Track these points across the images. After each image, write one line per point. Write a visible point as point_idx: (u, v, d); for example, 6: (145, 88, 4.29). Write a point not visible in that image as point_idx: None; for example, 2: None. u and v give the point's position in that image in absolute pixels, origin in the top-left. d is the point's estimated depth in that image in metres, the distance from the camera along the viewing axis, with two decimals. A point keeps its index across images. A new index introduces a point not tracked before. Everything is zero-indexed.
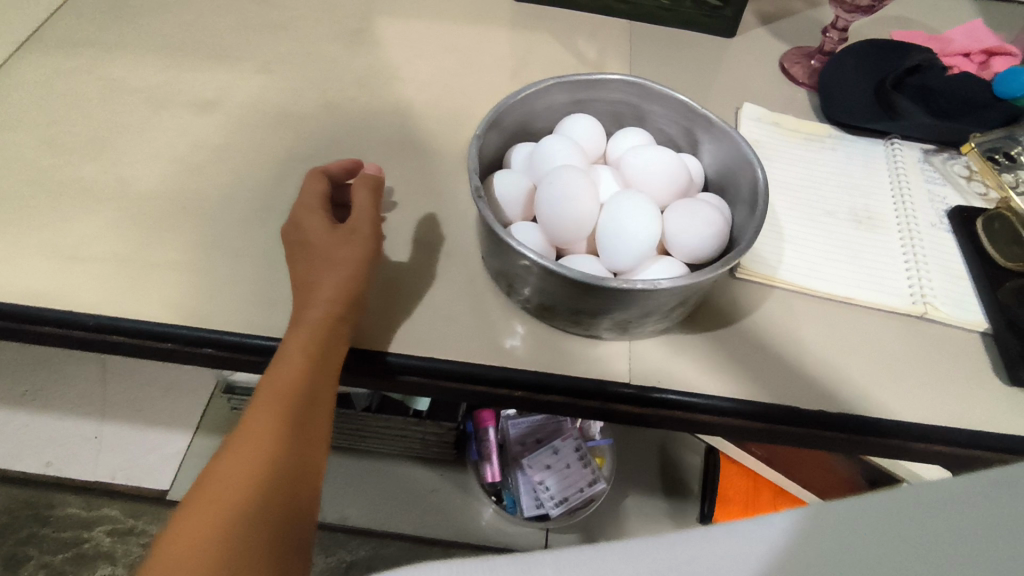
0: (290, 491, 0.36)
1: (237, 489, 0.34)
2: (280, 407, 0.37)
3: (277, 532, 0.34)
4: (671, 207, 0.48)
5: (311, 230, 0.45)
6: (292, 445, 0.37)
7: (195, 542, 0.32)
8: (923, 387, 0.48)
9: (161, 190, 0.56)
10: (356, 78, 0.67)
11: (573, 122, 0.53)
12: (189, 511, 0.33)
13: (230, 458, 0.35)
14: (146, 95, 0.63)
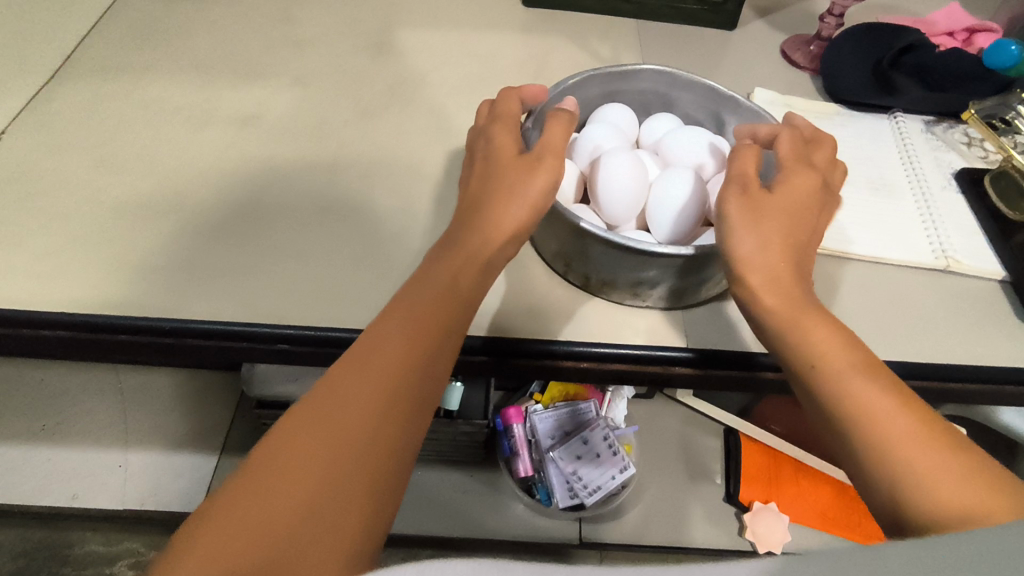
0: (401, 430, 0.36)
1: (354, 419, 0.35)
2: (407, 347, 0.39)
3: (382, 461, 0.35)
4: (713, 180, 0.51)
5: (501, 154, 0.48)
6: (410, 381, 0.38)
7: (306, 454, 0.34)
8: (954, 333, 0.52)
9: (214, 202, 0.58)
10: (387, 86, 0.70)
11: (609, 111, 0.56)
12: (302, 423, 0.35)
13: (349, 380, 0.37)
14: (187, 113, 0.65)
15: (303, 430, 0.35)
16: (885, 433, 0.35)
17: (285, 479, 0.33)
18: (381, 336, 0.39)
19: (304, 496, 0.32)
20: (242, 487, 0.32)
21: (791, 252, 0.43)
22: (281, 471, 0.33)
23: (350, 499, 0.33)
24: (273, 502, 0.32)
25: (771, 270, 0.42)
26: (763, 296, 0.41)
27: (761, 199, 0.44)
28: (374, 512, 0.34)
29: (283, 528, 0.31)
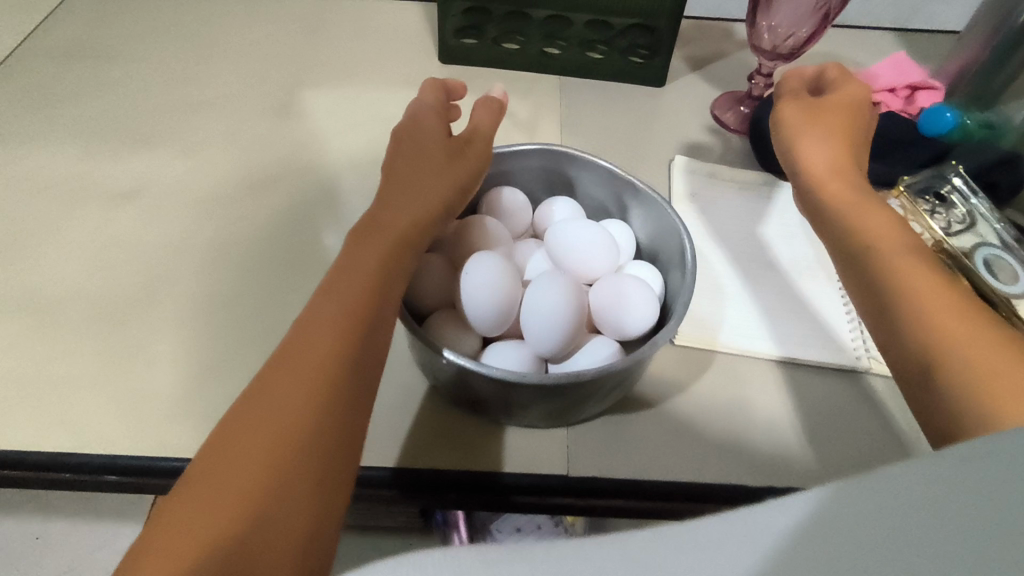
0: (342, 410, 0.35)
1: (289, 405, 0.33)
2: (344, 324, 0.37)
3: (328, 458, 0.33)
4: (597, 286, 0.46)
5: (432, 135, 0.48)
6: (347, 367, 0.36)
7: (246, 462, 0.31)
8: (880, 427, 0.47)
9: (69, 295, 0.52)
10: (285, 154, 0.64)
11: (494, 201, 0.51)
12: (240, 433, 0.33)
13: (280, 387, 0.34)
14: (58, 186, 0.59)
15: (238, 442, 0.32)
16: (930, 311, 0.38)
17: (222, 497, 0.30)
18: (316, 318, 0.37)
19: (246, 490, 0.30)
20: (181, 507, 0.30)
21: (846, 149, 0.49)
22: (222, 484, 0.31)
23: (299, 497, 0.31)
24: (216, 515, 0.29)
25: (829, 166, 0.48)
26: (827, 188, 0.47)
27: (833, 106, 0.51)
28: (328, 510, 0.32)
29: (231, 538, 0.29)
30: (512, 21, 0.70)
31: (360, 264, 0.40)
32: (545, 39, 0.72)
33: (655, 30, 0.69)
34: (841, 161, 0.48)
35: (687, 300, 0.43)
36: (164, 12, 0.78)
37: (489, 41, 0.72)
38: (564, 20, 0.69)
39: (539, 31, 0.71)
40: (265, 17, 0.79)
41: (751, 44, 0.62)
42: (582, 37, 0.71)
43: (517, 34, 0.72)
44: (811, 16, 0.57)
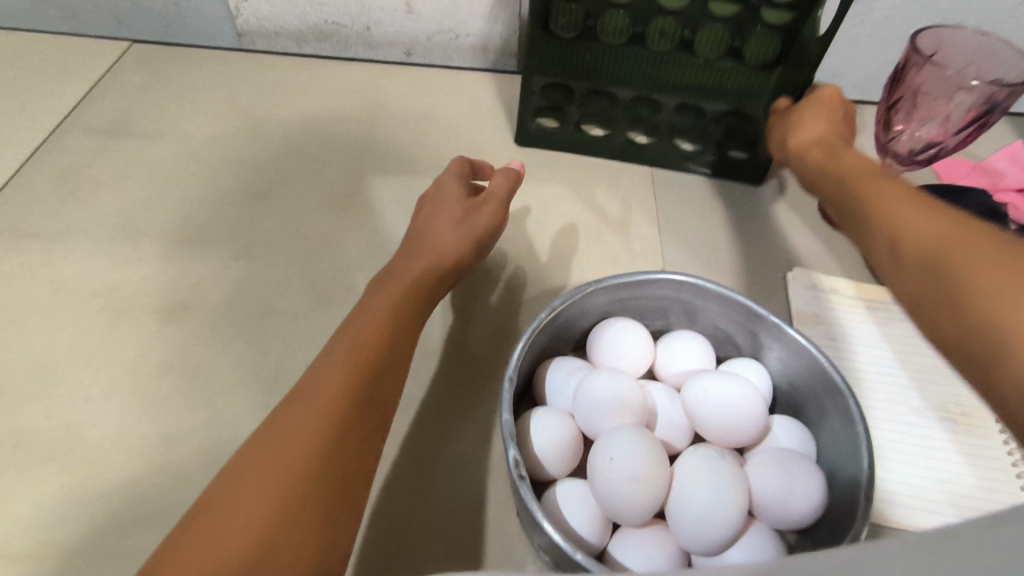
0: (352, 452, 0.34)
1: (305, 443, 0.33)
2: (359, 365, 0.37)
3: (335, 489, 0.33)
4: (756, 466, 0.39)
5: (450, 193, 0.51)
6: (357, 408, 0.36)
7: (260, 489, 0.31)
8: None
9: (113, 439, 0.47)
10: (351, 257, 0.59)
11: (617, 339, 0.45)
12: (249, 470, 0.32)
13: (293, 420, 0.34)
14: (104, 296, 0.55)
15: (248, 473, 0.32)
16: (878, 202, 0.34)
17: (231, 534, 0.30)
18: (331, 358, 0.38)
19: (253, 528, 0.30)
20: (193, 534, 0.30)
21: (829, 127, 0.46)
22: (234, 512, 0.30)
23: (299, 542, 0.30)
24: (226, 541, 0.29)
25: (815, 137, 0.45)
26: (810, 153, 0.44)
27: (812, 114, 0.47)
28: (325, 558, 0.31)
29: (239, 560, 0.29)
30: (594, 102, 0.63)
31: (376, 305, 0.42)
32: (629, 124, 0.64)
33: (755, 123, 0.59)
34: (821, 151, 0.43)
35: (871, 489, 0.36)
36: (212, 85, 0.73)
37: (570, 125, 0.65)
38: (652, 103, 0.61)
39: (625, 112, 0.63)
40: (322, 91, 0.74)
41: (882, 147, 0.55)
42: (672, 123, 0.63)
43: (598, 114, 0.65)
44: (963, 123, 0.51)
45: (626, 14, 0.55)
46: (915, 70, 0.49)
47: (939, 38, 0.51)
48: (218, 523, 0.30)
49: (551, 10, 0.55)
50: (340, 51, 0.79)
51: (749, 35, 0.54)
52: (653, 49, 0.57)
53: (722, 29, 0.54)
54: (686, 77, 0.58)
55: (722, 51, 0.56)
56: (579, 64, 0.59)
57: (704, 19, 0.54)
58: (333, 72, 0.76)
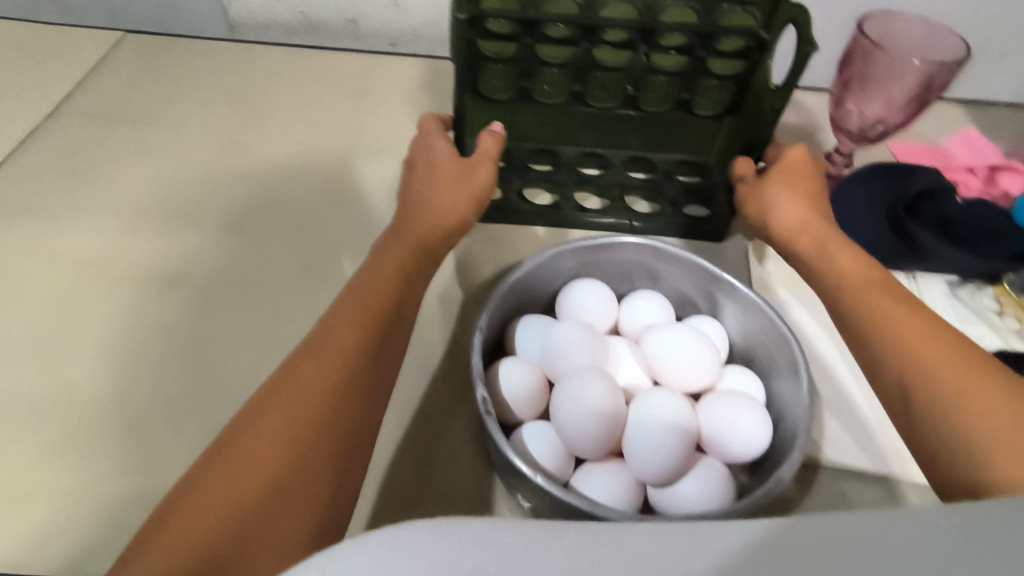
0: (360, 397, 0.39)
1: (320, 387, 0.37)
2: (366, 322, 0.41)
3: (341, 445, 0.37)
4: (707, 406, 0.43)
5: (443, 155, 0.53)
6: (365, 357, 0.40)
7: (274, 436, 0.35)
8: None
9: (111, 398, 0.50)
10: (337, 231, 0.62)
11: (583, 295, 0.48)
12: (270, 407, 0.36)
13: (310, 366, 0.38)
14: (101, 268, 0.57)
15: (264, 414, 0.36)
16: (893, 330, 0.39)
17: (255, 464, 0.34)
18: (342, 314, 0.42)
19: (274, 459, 0.34)
20: (212, 469, 0.33)
21: (810, 204, 0.49)
22: (251, 452, 0.34)
23: (313, 474, 0.35)
24: (250, 469, 0.34)
25: (799, 221, 0.48)
26: (797, 238, 0.47)
27: (786, 186, 0.49)
28: (334, 490, 0.36)
29: (255, 498, 0.33)
30: (540, 163, 0.62)
31: (381, 268, 0.46)
32: (576, 186, 0.61)
33: (706, 169, 0.62)
34: (810, 239, 0.47)
35: (808, 426, 0.40)
36: (205, 73, 0.77)
37: (514, 161, 0.61)
38: (601, 159, 0.62)
39: (572, 172, 0.61)
40: (311, 79, 0.77)
41: (835, 125, 0.59)
42: (621, 182, 0.61)
43: (544, 183, 0.61)
44: (907, 101, 0.54)
45: (564, 73, 0.57)
46: (861, 51, 0.53)
47: (886, 23, 0.56)
48: (240, 454, 0.34)
49: (482, 72, 0.56)
50: (328, 42, 0.82)
51: (699, 86, 0.57)
52: (595, 103, 0.59)
53: (669, 81, 0.56)
54: (627, 129, 0.62)
55: (671, 102, 0.59)
56: (520, 123, 0.62)
57: (647, 73, 0.56)
58: (322, 61, 0.80)
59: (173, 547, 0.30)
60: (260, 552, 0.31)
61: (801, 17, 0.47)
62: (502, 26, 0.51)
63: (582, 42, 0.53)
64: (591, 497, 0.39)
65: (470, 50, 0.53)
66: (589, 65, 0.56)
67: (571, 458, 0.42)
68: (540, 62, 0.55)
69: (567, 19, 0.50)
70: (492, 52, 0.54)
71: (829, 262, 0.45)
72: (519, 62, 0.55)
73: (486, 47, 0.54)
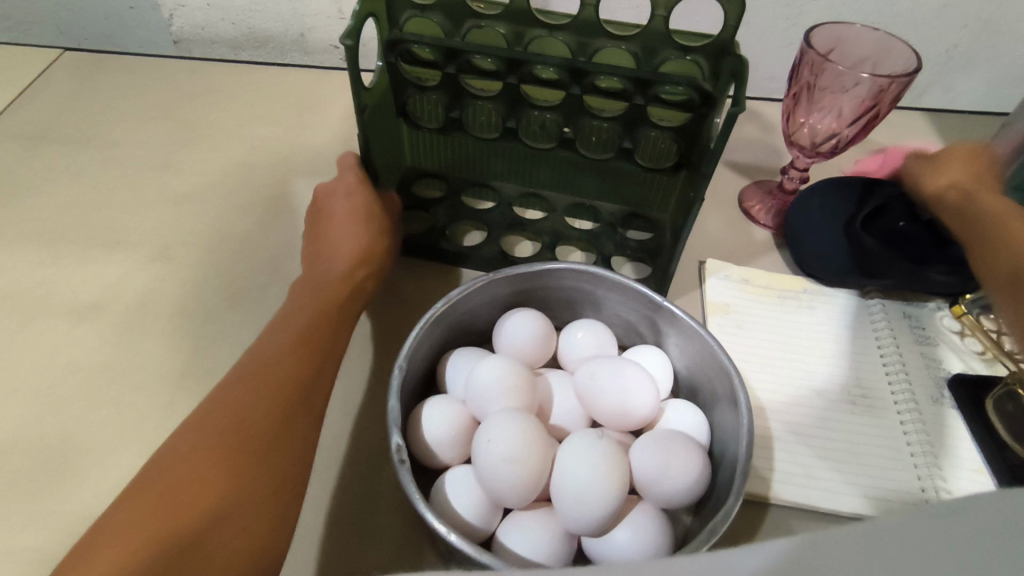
0: (289, 436, 0.38)
1: (249, 427, 0.37)
2: (298, 361, 0.42)
3: (269, 487, 0.36)
4: (640, 448, 0.40)
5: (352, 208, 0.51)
6: (294, 397, 0.40)
7: (210, 467, 0.35)
8: None
9: (15, 440, 0.46)
10: (271, 256, 0.59)
11: (516, 327, 0.45)
12: (201, 447, 0.36)
13: (238, 409, 0.38)
14: (18, 298, 0.54)
15: (199, 443, 0.36)
16: None
17: (179, 509, 0.33)
18: (269, 356, 0.42)
19: (198, 504, 0.34)
20: (136, 511, 0.33)
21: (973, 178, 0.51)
22: (185, 482, 0.34)
23: (237, 517, 0.34)
24: (172, 515, 0.33)
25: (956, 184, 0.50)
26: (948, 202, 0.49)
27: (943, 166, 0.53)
28: (266, 532, 0.35)
29: (183, 532, 0.33)
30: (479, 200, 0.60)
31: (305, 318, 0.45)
32: (507, 230, 0.57)
33: (659, 226, 0.56)
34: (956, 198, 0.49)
35: (745, 466, 0.37)
36: (144, 90, 0.74)
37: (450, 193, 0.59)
38: (544, 203, 0.59)
39: (508, 212, 0.58)
40: (256, 95, 0.74)
41: (787, 140, 0.57)
42: (556, 230, 0.57)
43: (473, 221, 0.58)
44: (858, 114, 0.52)
45: (495, 107, 0.53)
46: (809, 64, 0.51)
47: (835, 35, 0.54)
48: (161, 502, 0.34)
49: (410, 99, 0.55)
50: (277, 57, 0.80)
51: (640, 137, 0.51)
52: (530, 142, 0.55)
53: (611, 127, 0.52)
54: (582, 170, 0.57)
55: (612, 151, 0.54)
56: (460, 152, 0.58)
57: (581, 116, 0.52)
58: (268, 75, 0.77)
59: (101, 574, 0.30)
60: None
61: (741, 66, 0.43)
62: (425, 52, 0.50)
63: (509, 78, 0.50)
64: (516, 554, 0.36)
65: (392, 75, 0.52)
66: (518, 101, 0.52)
67: (498, 507, 0.39)
68: (467, 94, 0.53)
69: (488, 52, 0.47)
70: (413, 78, 0.53)
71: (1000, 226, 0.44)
72: (448, 91, 0.53)
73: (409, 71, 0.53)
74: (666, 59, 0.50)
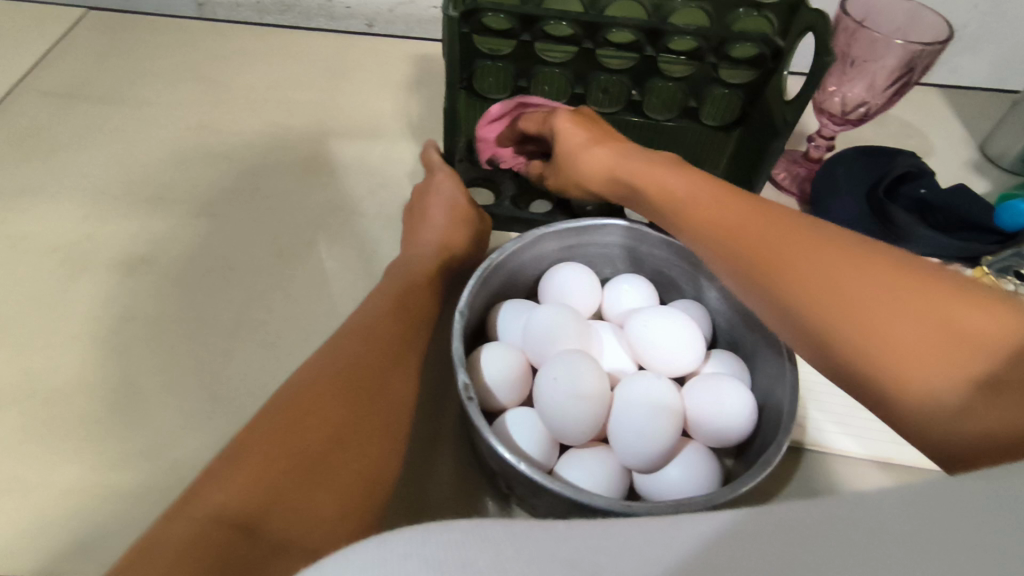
0: (398, 379, 0.40)
1: (367, 362, 0.39)
2: (406, 312, 0.43)
3: (379, 423, 0.37)
4: (691, 389, 0.43)
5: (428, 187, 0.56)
6: (403, 340, 0.42)
7: (325, 404, 0.36)
8: None
9: (74, 385, 0.47)
10: (313, 215, 0.60)
11: (566, 278, 0.47)
12: (325, 374, 0.37)
13: (356, 343, 0.40)
14: (64, 251, 0.55)
15: (319, 379, 0.37)
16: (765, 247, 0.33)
17: (302, 429, 0.34)
18: (383, 305, 0.43)
19: (321, 427, 0.35)
20: (268, 426, 0.34)
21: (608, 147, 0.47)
22: (304, 409, 0.35)
23: (352, 449, 0.35)
24: (299, 432, 0.34)
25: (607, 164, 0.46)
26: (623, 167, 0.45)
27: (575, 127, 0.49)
28: (375, 471, 0.36)
29: (310, 453, 0.33)
30: None
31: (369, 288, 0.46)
32: None
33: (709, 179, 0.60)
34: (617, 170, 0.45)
35: (792, 407, 0.39)
36: (173, 52, 0.73)
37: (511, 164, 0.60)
38: None
39: None
40: (284, 59, 0.74)
41: (817, 108, 0.59)
42: None
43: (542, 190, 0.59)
44: (888, 83, 0.54)
45: (565, 74, 0.57)
46: (844, 30, 0.53)
47: (868, 7, 0.57)
48: (290, 420, 0.34)
49: (476, 69, 0.55)
50: (302, 22, 0.80)
51: (705, 94, 0.56)
52: (596, 107, 0.59)
53: (676, 87, 0.57)
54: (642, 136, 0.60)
55: (676, 109, 0.58)
56: None
57: (651, 76, 0.56)
58: (296, 40, 0.77)
59: (243, 491, 0.31)
60: (283, 517, 0.31)
61: (820, 23, 0.46)
62: (500, 21, 0.51)
63: (585, 42, 0.54)
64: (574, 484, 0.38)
65: (464, 45, 0.52)
66: (592, 68, 0.56)
67: (555, 445, 0.41)
68: (540, 61, 0.56)
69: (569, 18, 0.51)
70: (486, 48, 0.54)
71: (492, 304, 0.48)
72: (519, 58, 0.55)
73: (482, 42, 0.53)
74: (738, 18, 0.52)
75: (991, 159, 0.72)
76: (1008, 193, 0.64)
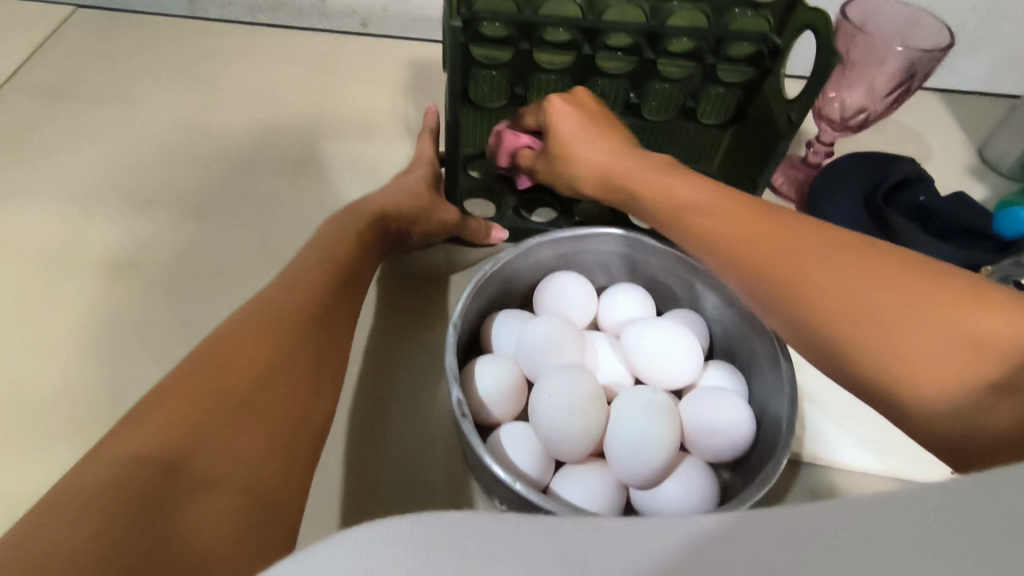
0: (298, 364, 0.37)
1: (260, 349, 0.36)
2: (315, 291, 0.41)
3: (278, 413, 0.34)
4: (689, 403, 0.42)
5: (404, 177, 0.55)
6: (306, 322, 0.39)
7: (202, 399, 0.33)
8: None
9: (57, 395, 0.46)
10: (304, 219, 0.59)
11: (562, 288, 0.46)
12: (209, 366, 0.35)
13: (248, 329, 0.37)
14: (49, 256, 0.54)
15: (201, 373, 0.34)
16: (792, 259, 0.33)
17: (172, 429, 0.31)
18: (286, 287, 0.41)
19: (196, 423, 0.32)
20: (133, 429, 0.31)
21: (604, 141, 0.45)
22: (180, 407, 0.32)
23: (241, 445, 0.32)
24: (168, 432, 0.31)
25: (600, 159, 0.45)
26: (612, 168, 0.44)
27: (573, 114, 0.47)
28: (265, 467, 0.33)
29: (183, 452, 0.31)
30: None
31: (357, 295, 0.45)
32: None
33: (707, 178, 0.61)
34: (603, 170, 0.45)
35: (789, 422, 0.39)
36: (163, 52, 0.72)
37: None
38: None
39: None
40: (276, 61, 0.73)
41: (816, 114, 0.58)
42: None
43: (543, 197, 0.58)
44: (888, 89, 0.54)
45: (563, 78, 0.55)
46: (844, 35, 0.53)
47: (866, 9, 0.56)
48: (165, 420, 0.32)
49: (472, 78, 0.53)
50: (295, 21, 0.77)
51: (705, 95, 0.55)
52: None
53: (674, 89, 0.56)
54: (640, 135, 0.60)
55: (675, 109, 0.58)
56: None
57: (650, 78, 0.55)
58: (289, 40, 0.76)
59: (105, 500, 0.28)
60: (159, 525, 0.28)
61: (819, 22, 0.46)
62: (495, 29, 0.50)
63: (583, 47, 0.52)
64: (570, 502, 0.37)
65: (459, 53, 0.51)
66: (589, 71, 0.55)
67: (550, 460, 0.40)
68: (538, 67, 0.54)
69: (565, 24, 0.49)
70: (482, 57, 0.52)
71: (486, 312, 0.47)
72: (516, 66, 0.53)
73: (478, 51, 0.52)
74: (735, 17, 0.52)
75: (990, 164, 0.71)
76: (1007, 199, 0.63)
